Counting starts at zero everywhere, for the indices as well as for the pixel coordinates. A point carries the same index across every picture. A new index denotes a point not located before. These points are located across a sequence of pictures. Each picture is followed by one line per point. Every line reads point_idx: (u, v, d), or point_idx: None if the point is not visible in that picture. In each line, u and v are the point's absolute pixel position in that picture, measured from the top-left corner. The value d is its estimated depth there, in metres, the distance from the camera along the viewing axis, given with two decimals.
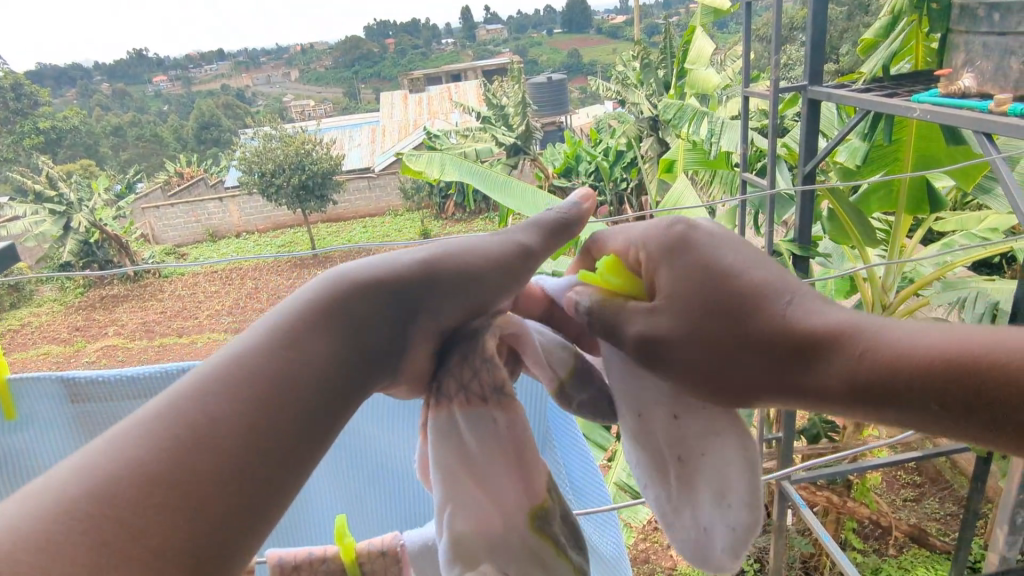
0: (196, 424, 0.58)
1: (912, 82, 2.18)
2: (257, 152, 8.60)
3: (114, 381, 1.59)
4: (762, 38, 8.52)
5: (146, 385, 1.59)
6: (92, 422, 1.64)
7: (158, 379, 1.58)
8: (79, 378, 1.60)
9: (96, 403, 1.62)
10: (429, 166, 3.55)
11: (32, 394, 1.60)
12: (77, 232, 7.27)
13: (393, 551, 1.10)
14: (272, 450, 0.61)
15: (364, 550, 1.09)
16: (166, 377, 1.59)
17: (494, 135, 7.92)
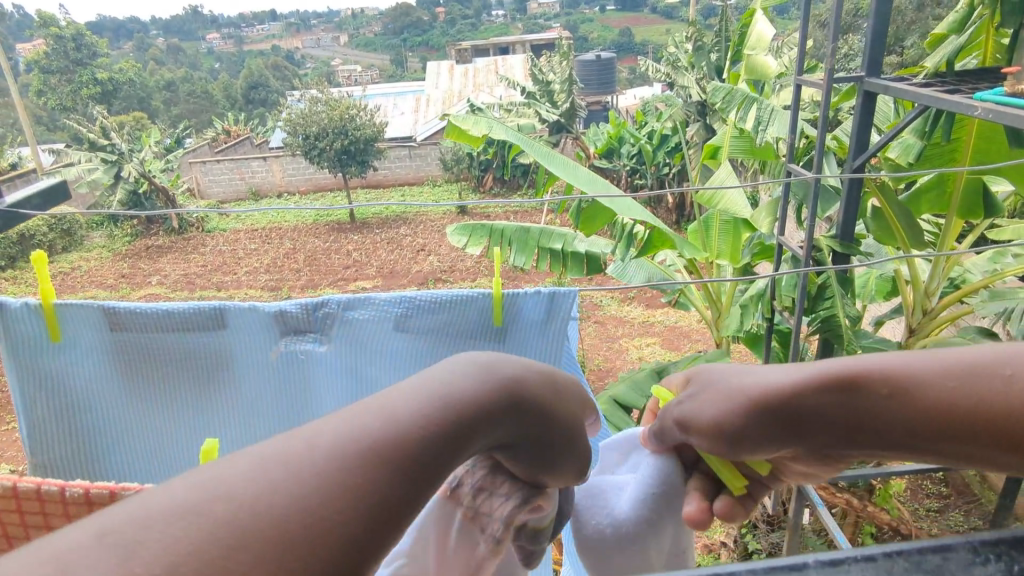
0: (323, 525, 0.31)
1: (976, 79, 2.08)
2: (303, 115, 8.75)
3: (155, 313, 1.31)
4: (822, 25, 8.23)
5: (186, 322, 1.32)
6: (132, 354, 1.34)
7: (198, 316, 1.32)
8: (121, 308, 1.31)
9: (138, 335, 1.33)
10: (475, 125, 3.56)
11: (75, 321, 1.30)
12: (128, 181, 7.55)
13: None
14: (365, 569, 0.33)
15: None
16: (209, 314, 1.33)
17: (537, 111, 7.88)
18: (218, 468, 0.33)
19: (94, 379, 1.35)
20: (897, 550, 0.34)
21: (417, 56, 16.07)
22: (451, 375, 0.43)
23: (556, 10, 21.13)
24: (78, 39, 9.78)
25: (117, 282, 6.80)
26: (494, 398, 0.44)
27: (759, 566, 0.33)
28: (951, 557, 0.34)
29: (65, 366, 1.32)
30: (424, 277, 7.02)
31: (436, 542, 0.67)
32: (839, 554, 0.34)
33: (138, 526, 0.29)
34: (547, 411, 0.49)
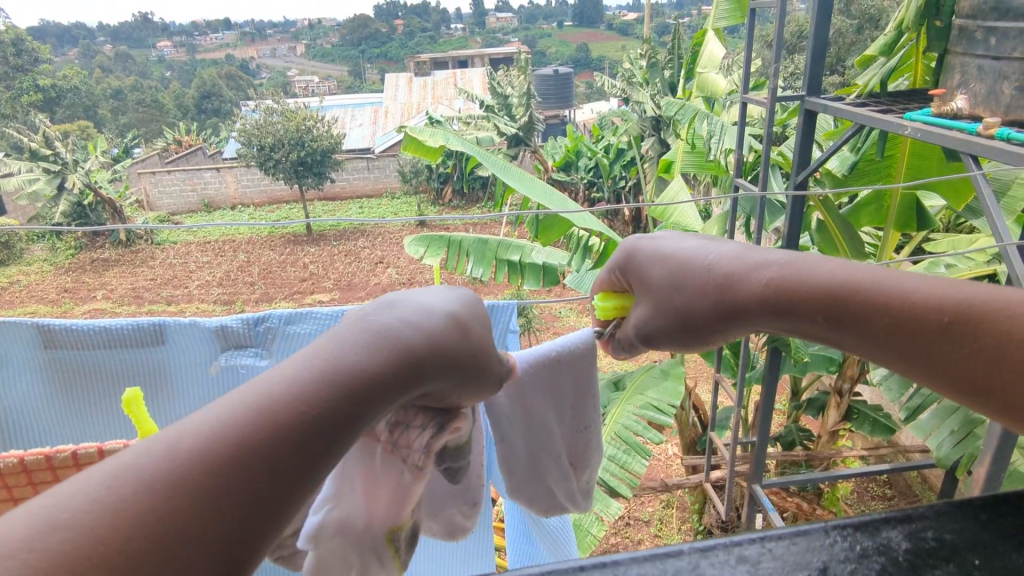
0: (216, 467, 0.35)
1: (907, 100, 2.20)
2: (258, 125, 8.62)
3: (89, 330, 1.47)
4: (768, 45, 8.53)
5: (119, 338, 1.48)
6: (65, 373, 1.48)
7: (132, 332, 1.48)
8: (55, 325, 1.46)
9: (72, 353, 1.48)
10: (432, 138, 3.57)
11: (9, 337, 1.45)
12: (71, 193, 7.29)
13: None
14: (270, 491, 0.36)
15: None
16: (140, 330, 1.48)
17: (496, 124, 7.94)
18: (107, 473, 0.33)
19: (38, 396, 1.49)
20: (762, 537, 0.39)
21: (375, 68, 16.06)
22: (333, 352, 0.42)
23: (514, 26, 21.49)
24: (18, 44, 9.36)
25: (59, 297, 6.49)
26: (389, 356, 0.43)
27: (641, 554, 0.38)
28: (804, 542, 0.39)
29: (12, 384, 1.47)
30: (383, 290, 6.95)
31: (361, 474, 0.71)
32: (711, 542, 0.39)
33: (47, 529, 0.30)
34: (455, 373, 0.49)
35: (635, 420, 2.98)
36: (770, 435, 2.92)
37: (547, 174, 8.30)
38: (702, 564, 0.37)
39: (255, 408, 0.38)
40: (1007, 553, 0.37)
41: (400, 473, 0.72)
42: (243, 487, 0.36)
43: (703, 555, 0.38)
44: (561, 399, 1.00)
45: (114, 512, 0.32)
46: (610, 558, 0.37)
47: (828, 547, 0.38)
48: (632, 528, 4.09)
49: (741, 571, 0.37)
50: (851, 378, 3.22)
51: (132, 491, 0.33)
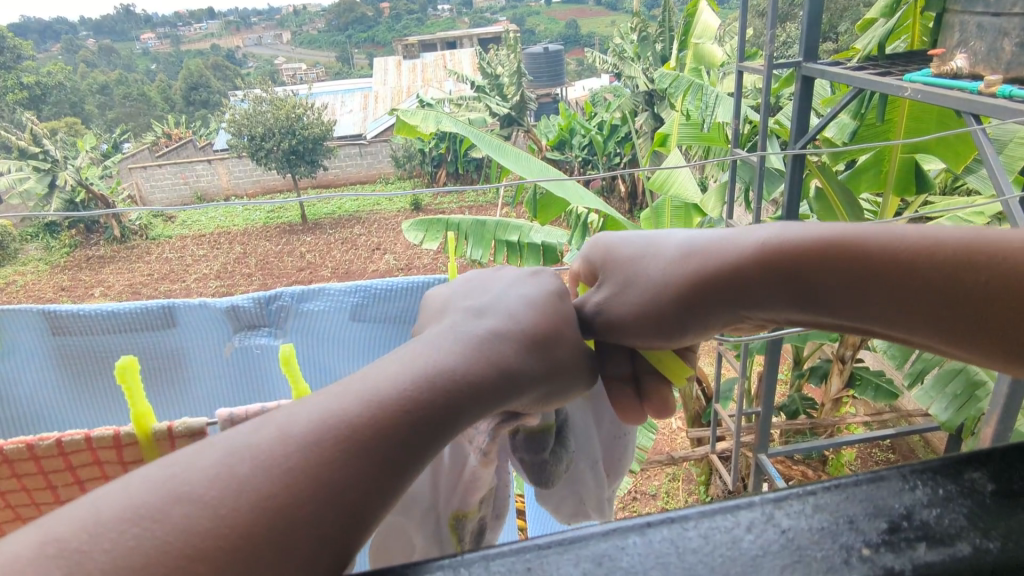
0: (326, 454, 0.36)
1: (906, 62, 2.17)
2: (248, 115, 8.49)
3: (91, 314, 1.53)
4: (759, 15, 8.44)
5: (124, 320, 1.55)
6: (72, 357, 1.56)
7: (137, 314, 1.55)
8: (60, 311, 1.52)
9: (78, 337, 1.55)
10: (423, 122, 3.53)
11: (12, 324, 1.53)
12: (62, 190, 7.21)
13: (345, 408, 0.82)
14: (390, 459, 0.39)
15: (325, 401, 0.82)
16: (145, 312, 1.55)
17: (488, 105, 7.91)
18: (226, 453, 0.34)
19: (51, 378, 1.56)
20: (836, 484, 0.35)
21: (363, 53, 15.75)
22: (434, 362, 0.45)
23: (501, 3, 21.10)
24: None
25: (57, 296, 6.42)
26: (482, 372, 0.47)
27: (708, 506, 0.34)
28: (883, 488, 0.35)
29: (17, 370, 1.54)
30: (381, 276, 6.95)
31: (433, 470, 0.81)
32: (782, 493, 0.35)
33: (169, 505, 0.31)
34: (531, 385, 0.54)
35: None
36: (774, 405, 2.93)
37: (541, 154, 8.31)
38: (780, 514, 0.33)
39: (385, 396, 0.41)
40: None
41: (468, 458, 0.78)
42: (365, 472, 0.37)
43: (777, 505, 0.34)
44: (604, 414, 0.99)
45: (220, 508, 0.32)
46: (685, 513, 0.33)
47: (908, 492, 0.35)
48: (640, 502, 4.12)
49: (822, 520, 0.33)
50: (854, 345, 3.29)
51: (250, 471, 0.34)
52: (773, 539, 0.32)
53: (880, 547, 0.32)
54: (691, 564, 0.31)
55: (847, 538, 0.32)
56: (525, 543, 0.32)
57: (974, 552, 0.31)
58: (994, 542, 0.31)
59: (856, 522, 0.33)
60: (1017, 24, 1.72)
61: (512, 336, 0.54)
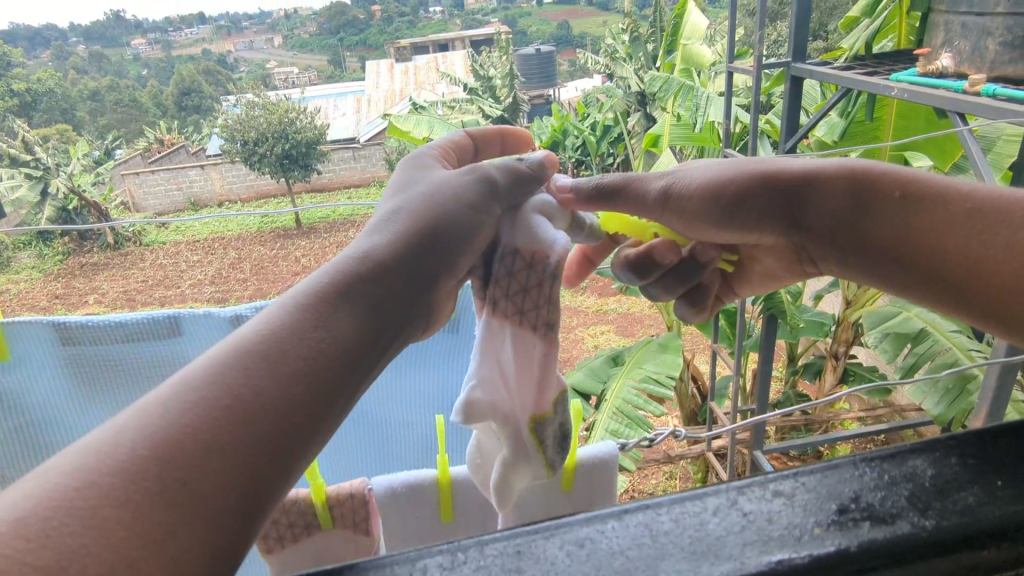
0: (195, 409, 0.58)
1: (893, 61, 2.20)
2: (240, 120, 8.41)
3: (103, 326, 1.85)
4: (750, 13, 8.47)
5: (134, 330, 1.86)
6: (80, 364, 1.88)
7: (146, 325, 1.86)
8: (70, 323, 1.83)
9: (85, 347, 1.87)
10: (416, 128, 3.54)
11: (26, 337, 1.83)
12: (53, 197, 7.15)
13: (361, 494, 1.25)
14: (234, 394, 0.60)
15: (333, 493, 1.23)
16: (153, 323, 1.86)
17: (481, 107, 8.05)
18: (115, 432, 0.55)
19: (60, 386, 1.88)
20: (793, 475, 0.58)
21: None
22: (249, 331, 0.67)
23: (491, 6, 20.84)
24: None
25: (50, 304, 6.37)
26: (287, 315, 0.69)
27: (680, 496, 0.56)
28: (834, 478, 0.58)
29: (33, 378, 1.86)
30: None
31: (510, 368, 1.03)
32: (747, 484, 0.58)
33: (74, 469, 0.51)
34: (355, 306, 0.74)
35: (636, 395, 3.09)
36: (768, 402, 2.98)
37: None
38: (736, 502, 0.55)
39: (260, 356, 0.64)
40: (998, 480, 0.57)
41: (535, 347, 1.02)
42: (206, 412, 0.58)
43: (740, 493, 0.56)
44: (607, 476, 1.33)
45: (106, 452, 0.53)
46: (662, 501, 0.56)
47: (854, 486, 0.57)
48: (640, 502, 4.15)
49: (778, 504, 0.55)
50: (847, 339, 3.48)
51: (137, 429, 0.55)
52: (733, 519, 0.54)
53: (829, 527, 0.53)
54: (662, 541, 0.52)
55: (797, 515, 0.54)
56: (557, 524, 0.55)
57: (849, 530, 0.53)
58: (929, 522, 0.54)
59: (773, 507, 0.55)
60: (1000, 22, 1.75)
61: (338, 283, 0.75)
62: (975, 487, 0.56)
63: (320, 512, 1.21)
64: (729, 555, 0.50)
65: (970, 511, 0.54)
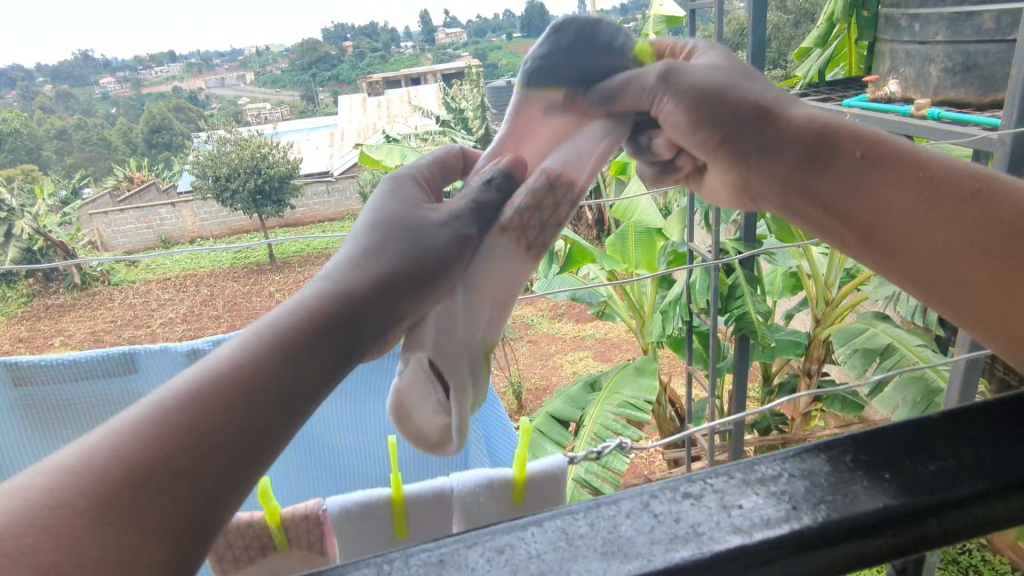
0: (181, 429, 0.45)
1: (844, 88, 2.30)
2: (212, 156, 8.64)
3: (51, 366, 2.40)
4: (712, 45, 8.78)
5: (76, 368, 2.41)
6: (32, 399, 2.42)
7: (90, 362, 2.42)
8: (22, 364, 2.38)
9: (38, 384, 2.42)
10: (388, 156, 3.57)
11: None
12: (20, 239, 7.09)
13: (314, 515, 1.24)
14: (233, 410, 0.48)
15: (287, 514, 1.22)
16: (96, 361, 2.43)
17: (453, 139, 8.24)
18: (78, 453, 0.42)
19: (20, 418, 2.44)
20: (699, 477, 0.50)
21: None
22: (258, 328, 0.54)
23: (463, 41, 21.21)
24: None
25: (16, 348, 6.28)
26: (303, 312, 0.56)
27: (589, 503, 0.48)
28: (742, 476, 0.50)
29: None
30: None
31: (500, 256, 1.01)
32: (656, 487, 0.49)
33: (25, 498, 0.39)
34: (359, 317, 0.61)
35: (615, 419, 3.11)
36: (743, 422, 3.02)
37: None
38: (653, 503, 0.47)
39: (243, 379, 0.49)
40: (911, 465, 0.50)
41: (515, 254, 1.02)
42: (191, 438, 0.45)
43: (652, 497, 0.47)
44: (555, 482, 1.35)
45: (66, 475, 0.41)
46: (566, 508, 0.47)
47: (759, 480, 0.49)
48: None
49: (687, 504, 0.47)
50: (818, 357, 3.54)
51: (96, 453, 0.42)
52: (645, 519, 0.45)
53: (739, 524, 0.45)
54: (576, 545, 0.44)
55: (708, 516, 0.46)
56: (451, 538, 0.45)
57: (784, 514, 0.46)
58: (820, 513, 0.46)
59: (706, 502, 0.47)
60: (941, 49, 1.84)
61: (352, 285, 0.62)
62: (915, 457, 0.51)
63: (272, 531, 1.21)
64: (638, 553, 0.43)
65: (873, 502, 0.47)
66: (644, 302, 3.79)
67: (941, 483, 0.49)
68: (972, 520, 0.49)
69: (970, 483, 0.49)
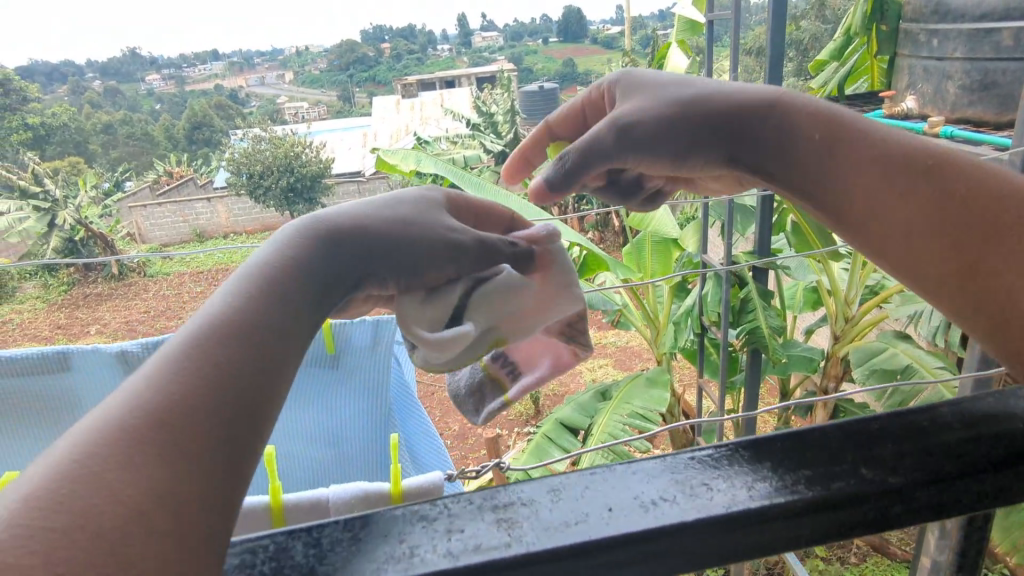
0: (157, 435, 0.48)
1: (862, 103, 2.26)
2: (247, 154, 8.76)
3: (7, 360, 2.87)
4: (748, 52, 8.66)
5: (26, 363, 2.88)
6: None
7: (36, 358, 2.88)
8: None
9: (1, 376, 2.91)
10: (404, 161, 3.61)
11: None
12: (61, 229, 7.38)
13: None
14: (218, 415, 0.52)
15: None
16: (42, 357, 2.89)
17: (483, 143, 8.19)
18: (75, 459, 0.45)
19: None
20: (455, 499, 0.54)
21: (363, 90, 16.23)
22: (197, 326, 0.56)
23: (499, 41, 21.16)
24: None
25: (53, 335, 6.58)
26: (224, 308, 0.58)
27: (352, 518, 0.52)
28: (506, 500, 0.54)
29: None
30: None
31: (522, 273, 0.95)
32: (418, 506, 0.53)
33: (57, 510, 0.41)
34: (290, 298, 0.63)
35: (622, 429, 3.11)
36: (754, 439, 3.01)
37: (536, 189, 8.49)
38: (395, 525, 0.51)
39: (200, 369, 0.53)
40: (696, 490, 0.55)
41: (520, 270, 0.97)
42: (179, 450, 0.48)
43: (405, 518, 0.52)
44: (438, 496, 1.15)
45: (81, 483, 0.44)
46: (307, 528, 0.51)
47: (523, 505, 0.53)
48: None
49: (438, 525, 0.51)
50: (836, 375, 3.48)
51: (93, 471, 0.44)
52: (393, 539, 0.50)
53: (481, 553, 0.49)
54: (327, 559, 0.49)
55: (452, 536, 0.50)
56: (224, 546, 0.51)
57: (500, 541, 0.49)
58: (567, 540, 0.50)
59: (434, 526, 0.51)
60: (960, 66, 1.80)
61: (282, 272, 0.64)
62: (691, 484, 0.55)
63: None
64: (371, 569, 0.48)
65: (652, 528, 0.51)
66: (658, 312, 3.76)
67: (707, 508, 0.52)
68: (731, 541, 0.52)
69: (732, 508, 0.52)
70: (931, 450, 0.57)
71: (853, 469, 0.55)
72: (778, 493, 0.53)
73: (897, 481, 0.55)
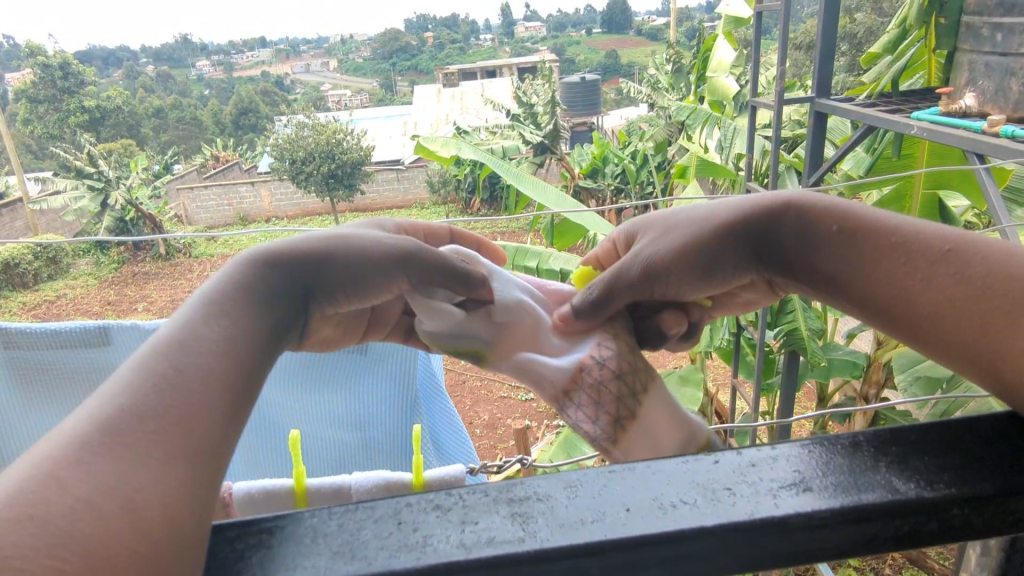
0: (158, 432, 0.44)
1: (917, 100, 2.16)
2: (290, 140, 8.93)
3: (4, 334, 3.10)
4: (798, 46, 8.41)
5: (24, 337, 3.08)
6: None
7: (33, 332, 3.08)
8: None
9: None
10: (443, 147, 3.62)
11: None
12: (113, 208, 7.68)
13: None
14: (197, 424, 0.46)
15: None
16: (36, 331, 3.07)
17: (521, 133, 8.06)
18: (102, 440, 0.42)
19: None
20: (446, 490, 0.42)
21: (405, 80, 16.38)
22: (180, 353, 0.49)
23: (542, 34, 21.10)
24: (66, 67, 10.30)
25: (103, 309, 6.87)
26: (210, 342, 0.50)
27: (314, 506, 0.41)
28: (507, 494, 0.41)
29: None
30: None
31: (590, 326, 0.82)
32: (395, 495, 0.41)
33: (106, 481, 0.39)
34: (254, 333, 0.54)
35: None
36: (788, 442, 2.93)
37: (574, 182, 8.45)
38: (403, 510, 0.40)
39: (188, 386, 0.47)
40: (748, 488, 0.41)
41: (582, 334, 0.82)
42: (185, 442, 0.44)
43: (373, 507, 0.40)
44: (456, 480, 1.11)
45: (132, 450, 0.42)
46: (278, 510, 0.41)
47: (531, 503, 0.40)
48: None
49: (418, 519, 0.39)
50: (877, 382, 3.35)
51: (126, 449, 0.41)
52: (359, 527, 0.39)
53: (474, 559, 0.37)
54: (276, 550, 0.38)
55: (433, 535, 0.38)
56: None
57: (514, 535, 0.38)
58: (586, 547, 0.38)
59: (446, 515, 0.40)
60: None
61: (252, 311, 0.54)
62: (722, 480, 0.41)
63: None
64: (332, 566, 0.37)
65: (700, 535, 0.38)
66: None
67: (735, 512, 0.39)
68: (778, 555, 0.39)
69: (764, 511, 0.39)
70: (1001, 461, 0.42)
71: (908, 474, 0.41)
72: (821, 499, 0.40)
73: (960, 492, 0.40)
